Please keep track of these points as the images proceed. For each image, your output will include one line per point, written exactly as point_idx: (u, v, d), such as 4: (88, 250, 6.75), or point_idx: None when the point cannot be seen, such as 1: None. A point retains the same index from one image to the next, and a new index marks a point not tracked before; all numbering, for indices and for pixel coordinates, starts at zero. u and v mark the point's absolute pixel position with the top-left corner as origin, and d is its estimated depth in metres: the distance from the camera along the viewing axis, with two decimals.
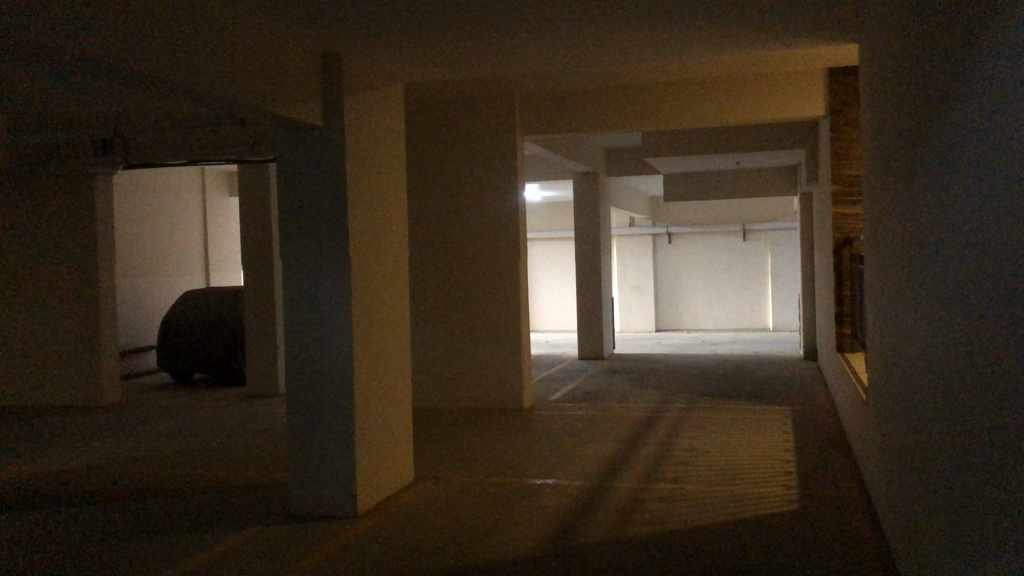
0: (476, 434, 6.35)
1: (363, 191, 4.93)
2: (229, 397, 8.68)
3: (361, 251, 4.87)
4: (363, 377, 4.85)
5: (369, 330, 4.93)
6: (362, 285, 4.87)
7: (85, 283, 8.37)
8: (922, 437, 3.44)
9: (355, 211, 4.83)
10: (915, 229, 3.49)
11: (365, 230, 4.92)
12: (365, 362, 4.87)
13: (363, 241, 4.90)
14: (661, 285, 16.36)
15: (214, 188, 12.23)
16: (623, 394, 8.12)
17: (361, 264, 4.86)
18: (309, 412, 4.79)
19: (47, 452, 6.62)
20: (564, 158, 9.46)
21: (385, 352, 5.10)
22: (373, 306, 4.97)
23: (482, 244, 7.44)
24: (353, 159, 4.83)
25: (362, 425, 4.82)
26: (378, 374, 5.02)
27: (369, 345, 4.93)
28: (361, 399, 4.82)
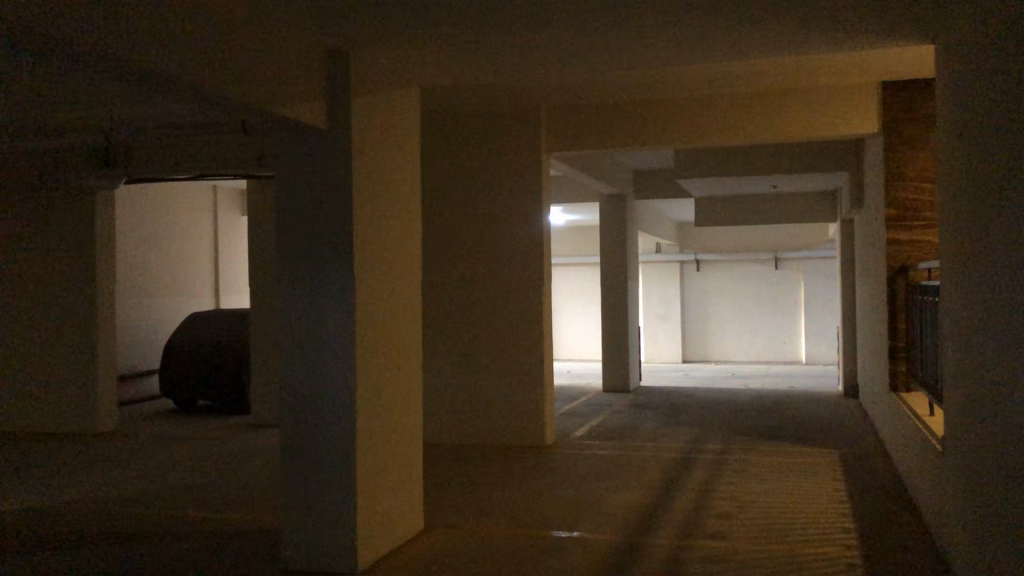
0: (495, 476, 5.78)
1: (372, 206, 4.40)
2: (231, 427, 8.15)
3: (369, 274, 4.34)
4: (368, 415, 4.30)
5: (376, 361, 4.38)
6: (370, 310, 4.33)
7: (80, 303, 7.90)
8: (1010, 503, 2.87)
9: (362, 229, 4.29)
10: (1002, 259, 2.93)
11: (373, 248, 4.39)
12: (370, 399, 4.32)
13: (371, 262, 4.37)
14: (688, 315, 15.76)
15: (225, 207, 11.79)
16: (653, 432, 7.53)
17: (368, 288, 4.32)
18: (306, 453, 4.25)
19: (29, 484, 6.12)
20: (592, 178, 8.93)
21: (394, 386, 4.55)
22: (381, 335, 4.43)
23: (503, 269, 6.91)
24: (362, 169, 4.31)
25: (367, 469, 4.27)
26: (386, 413, 4.47)
27: (377, 379, 4.38)
28: (364, 442, 4.25)
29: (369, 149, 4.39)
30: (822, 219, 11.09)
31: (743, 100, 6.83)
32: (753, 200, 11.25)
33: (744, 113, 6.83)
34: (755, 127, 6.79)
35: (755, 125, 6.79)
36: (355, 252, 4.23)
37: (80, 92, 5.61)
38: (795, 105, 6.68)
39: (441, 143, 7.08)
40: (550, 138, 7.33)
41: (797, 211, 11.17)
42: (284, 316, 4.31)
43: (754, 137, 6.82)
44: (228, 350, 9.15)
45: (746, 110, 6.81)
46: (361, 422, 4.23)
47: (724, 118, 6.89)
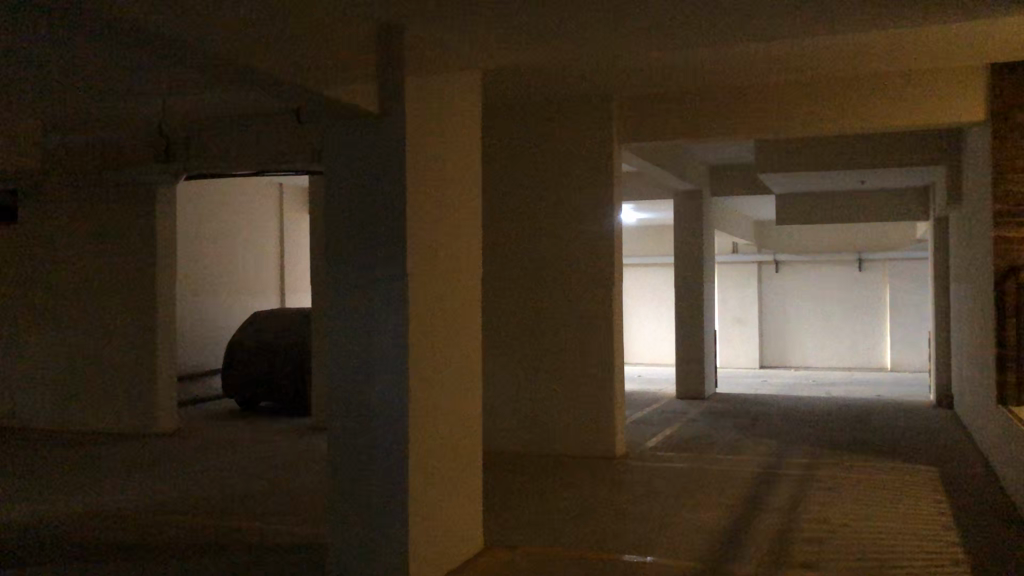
0: (560, 490, 5.39)
1: (427, 199, 4.04)
2: (290, 430, 7.92)
3: (425, 274, 3.99)
4: (422, 429, 3.94)
5: (430, 369, 4.01)
6: (424, 314, 3.97)
7: (140, 300, 7.76)
8: None
9: (415, 223, 3.93)
10: None
11: (429, 245, 4.04)
12: (425, 409, 3.97)
13: (427, 260, 4.02)
14: (766, 318, 15.13)
15: (289, 204, 11.63)
16: (732, 443, 7.05)
17: (422, 288, 3.97)
18: (355, 467, 3.93)
19: (81, 485, 5.95)
20: (667, 173, 8.48)
21: (450, 396, 4.18)
22: (438, 341, 4.08)
23: (571, 270, 6.51)
24: (415, 158, 3.94)
25: (421, 485, 3.91)
26: (441, 425, 4.10)
27: (433, 387, 4.03)
28: (417, 457, 3.89)
29: (424, 137, 4.03)
30: (913, 217, 10.41)
31: (832, 86, 6.31)
32: (839, 197, 10.64)
33: (835, 100, 6.30)
34: (846, 114, 6.26)
35: (845, 113, 6.27)
36: (407, 248, 3.87)
37: (133, 79, 5.40)
38: (891, 92, 6.13)
39: (506, 136, 6.72)
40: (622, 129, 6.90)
41: (885, 208, 10.52)
42: (332, 317, 3.99)
43: (845, 126, 6.30)
44: (290, 350, 8.94)
45: (834, 97, 6.31)
46: (413, 436, 3.87)
47: (812, 107, 6.38)
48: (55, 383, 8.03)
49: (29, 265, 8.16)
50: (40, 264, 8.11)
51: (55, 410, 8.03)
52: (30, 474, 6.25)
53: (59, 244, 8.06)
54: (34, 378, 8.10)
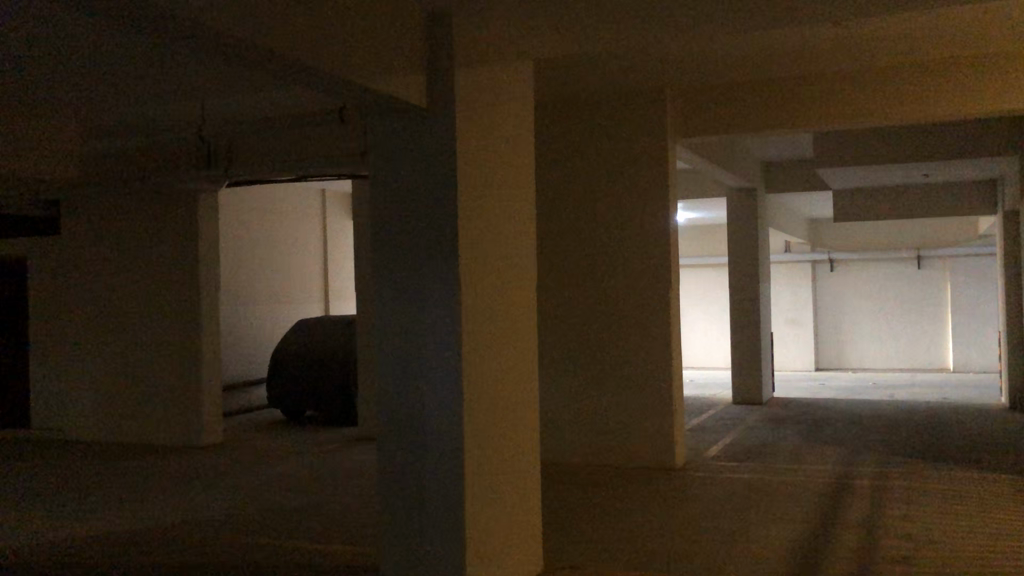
0: (621, 506, 5.11)
1: (479, 197, 3.80)
2: (337, 441, 7.73)
3: (479, 278, 3.75)
4: (478, 444, 3.70)
5: (487, 380, 3.77)
6: (478, 321, 3.73)
7: (184, 310, 7.62)
8: None
9: (468, 224, 3.69)
10: None
11: (483, 248, 3.80)
12: (482, 423, 3.73)
13: (481, 264, 3.78)
14: (821, 319, 14.67)
15: (332, 210, 11.48)
16: (797, 452, 6.71)
17: (477, 294, 3.73)
18: (409, 486, 3.69)
19: (126, 501, 5.80)
20: (722, 170, 8.15)
21: (506, 407, 3.92)
22: (493, 350, 3.84)
23: (625, 273, 6.24)
24: (466, 153, 3.69)
25: (479, 503, 3.67)
26: (498, 439, 3.84)
27: (489, 398, 3.79)
28: (473, 473, 3.64)
29: (476, 131, 3.78)
30: (979, 211, 9.96)
31: (901, 73, 5.96)
32: (901, 192, 10.22)
33: (904, 89, 5.96)
34: (916, 103, 5.91)
35: (914, 101, 5.92)
36: (460, 249, 3.62)
37: (173, 77, 5.24)
38: (966, 78, 5.76)
39: (557, 134, 6.48)
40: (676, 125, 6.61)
41: (950, 202, 10.07)
42: (382, 322, 3.75)
43: (914, 116, 5.95)
44: (335, 358, 8.76)
45: (903, 85, 5.96)
46: (469, 451, 3.61)
47: (879, 96, 6.04)
48: (100, 395, 7.93)
49: (73, 275, 8.07)
50: (84, 273, 8.02)
51: (101, 422, 7.93)
52: (74, 490, 6.12)
53: (103, 254, 7.95)
54: (79, 390, 8.00)
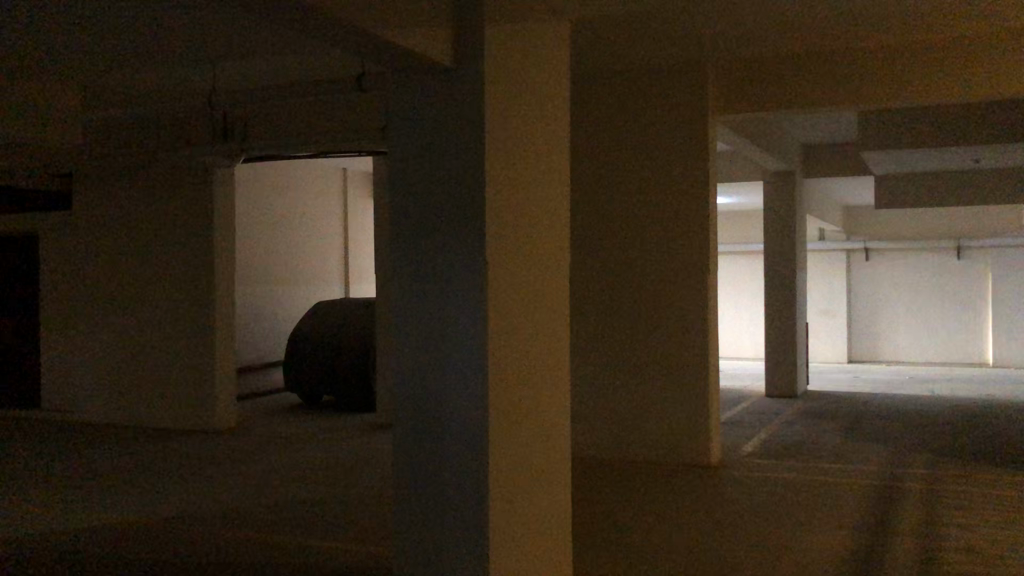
0: (654, 508, 4.78)
1: (511, 169, 3.43)
2: (354, 428, 7.46)
3: (512, 258, 3.41)
4: (507, 444, 3.36)
5: (518, 372, 3.43)
6: (510, 309, 3.39)
7: (197, 290, 7.35)
8: None
9: (500, 199, 3.34)
10: None
11: (517, 228, 3.45)
12: (511, 420, 3.39)
13: (515, 244, 3.44)
14: (855, 309, 14.24)
15: (353, 190, 11.16)
16: (838, 450, 6.35)
17: (508, 277, 3.38)
18: (428, 485, 3.37)
19: (133, 488, 5.55)
20: (761, 152, 7.75)
21: (541, 406, 3.57)
22: (527, 341, 3.49)
23: (661, 259, 5.89)
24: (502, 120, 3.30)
25: (507, 506, 3.34)
26: (533, 436, 3.49)
27: (521, 394, 3.45)
28: (501, 473, 3.30)
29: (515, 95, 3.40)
30: None
31: (961, 48, 5.54)
32: (946, 176, 9.78)
33: (961, 66, 5.56)
34: (976, 80, 5.50)
35: (975, 78, 5.52)
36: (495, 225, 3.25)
37: (182, 39, 4.92)
38: None
39: (594, 112, 6.11)
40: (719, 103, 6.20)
41: (997, 189, 9.64)
42: (403, 305, 3.41)
43: (974, 94, 5.55)
44: (354, 342, 8.45)
45: (962, 60, 5.55)
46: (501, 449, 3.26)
47: (936, 72, 5.63)
48: (111, 375, 7.67)
49: (84, 250, 7.82)
50: (96, 249, 7.77)
51: (113, 404, 7.68)
52: (81, 476, 5.86)
53: (115, 230, 7.69)
54: (90, 371, 7.78)
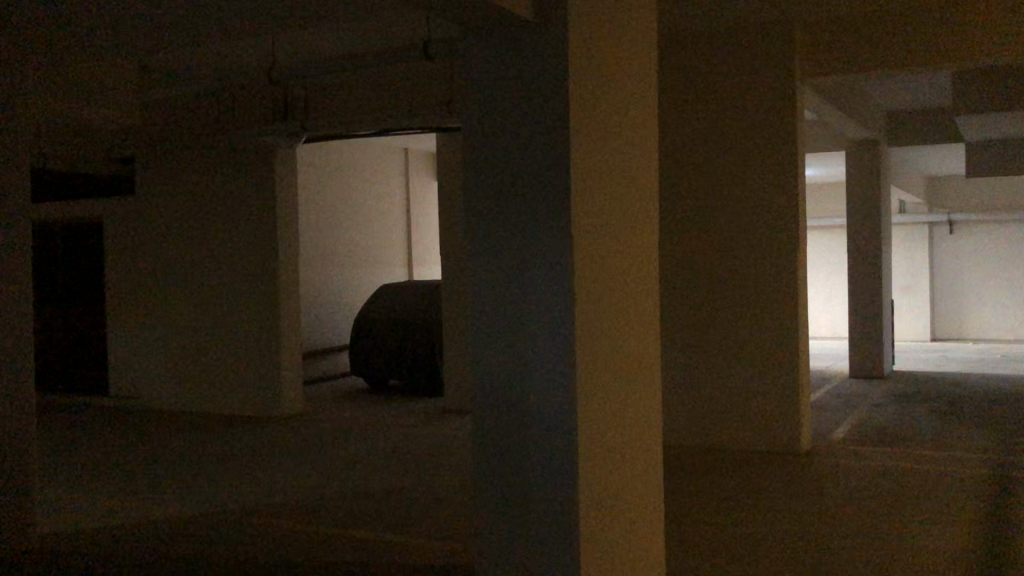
0: (744, 507, 4.49)
1: (601, 118, 2.93)
2: (422, 414, 7.28)
3: (602, 221, 2.92)
4: (600, 437, 2.88)
5: (610, 353, 2.96)
6: (602, 281, 2.91)
7: (260, 275, 7.20)
8: None
9: (591, 153, 2.85)
10: None
11: (607, 187, 2.97)
12: (607, 409, 2.91)
13: (605, 207, 2.95)
14: (937, 285, 13.65)
15: (417, 171, 10.95)
16: (935, 435, 5.96)
17: (600, 246, 2.91)
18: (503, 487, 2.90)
19: (200, 478, 5.43)
20: (845, 119, 7.31)
21: (638, 395, 3.15)
22: (619, 318, 3.02)
23: (747, 239, 5.56)
24: (606, 82, 2.97)
25: (601, 507, 2.91)
26: (640, 435, 3.19)
27: (614, 381, 2.97)
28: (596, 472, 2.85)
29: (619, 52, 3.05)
30: None
31: None
32: None
33: None
34: None
35: None
36: (603, 201, 2.94)
37: (241, 12, 4.71)
38: None
39: (676, 81, 5.79)
40: (809, 72, 5.82)
41: None
42: (478, 273, 2.92)
43: None
44: (419, 326, 8.24)
45: None
46: (609, 448, 2.97)
47: None
48: (177, 361, 7.60)
49: (147, 236, 7.73)
50: (159, 234, 7.67)
51: (179, 390, 7.61)
52: (147, 465, 5.76)
53: (177, 213, 7.58)
54: (155, 356, 7.71)
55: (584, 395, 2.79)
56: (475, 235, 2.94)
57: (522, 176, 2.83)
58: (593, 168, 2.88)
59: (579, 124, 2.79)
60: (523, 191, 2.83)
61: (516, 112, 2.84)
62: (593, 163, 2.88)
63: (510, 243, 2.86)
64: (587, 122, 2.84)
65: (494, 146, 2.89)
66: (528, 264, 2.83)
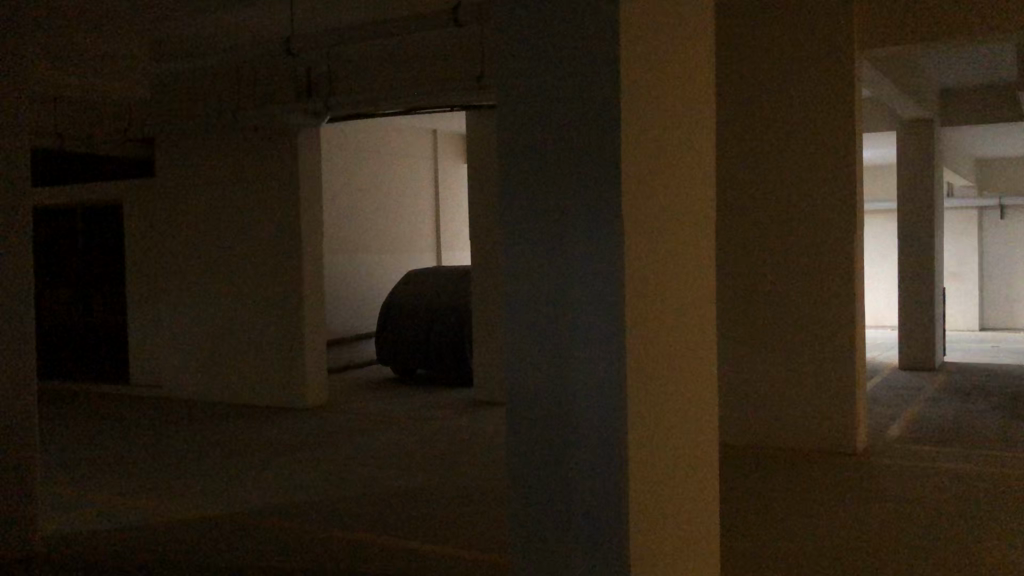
0: (801, 512, 4.13)
1: (664, 79, 2.54)
2: (452, 405, 7.01)
3: (666, 196, 2.54)
4: (659, 445, 2.49)
5: (673, 349, 2.56)
6: (665, 266, 2.52)
7: (284, 261, 6.91)
8: None
9: (651, 119, 2.47)
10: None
11: (670, 157, 2.57)
12: (665, 415, 2.52)
13: (668, 180, 2.56)
14: (988, 273, 13.16)
15: (446, 153, 10.64)
16: (999, 432, 5.58)
17: (663, 225, 2.52)
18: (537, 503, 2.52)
19: (219, 474, 5.19)
20: (900, 94, 6.90)
21: (703, 396, 2.76)
22: (681, 308, 2.62)
23: (797, 223, 5.22)
24: (672, 38, 2.58)
25: (664, 526, 2.50)
26: (712, 438, 2.81)
27: (674, 381, 2.57)
28: (655, 486, 2.46)
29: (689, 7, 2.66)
30: None
31: None
32: None
33: None
34: None
35: None
36: (671, 168, 2.57)
37: None
38: None
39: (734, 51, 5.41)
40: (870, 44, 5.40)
41: None
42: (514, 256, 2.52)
43: None
44: (448, 313, 7.93)
45: None
46: (675, 450, 2.59)
47: None
48: (198, 350, 7.36)
49: (168, 219, 7.48)
50: (180, 217, 7.42)
51: (200, 380, 7.37)
52: (164, 460, 5.51)
53: (197, 196, 7.32)
54: (176, 344, 7.48)
55: (644, 392, 2.42)
56: (507, 215, 2.55)
57: (560, 145, 2.42)
58: (660, 130, 2.50)
59: (633, 82, 2.37)
60: (562, 163, 2.42)
61: (554, 73, 2.43)
62: (658, 124, 2.49)
63: (548, 226, 2.46)
64: (648, 81, 2.45)
65: (528, 110, 2.49)
66: (567, 248, 2.42)
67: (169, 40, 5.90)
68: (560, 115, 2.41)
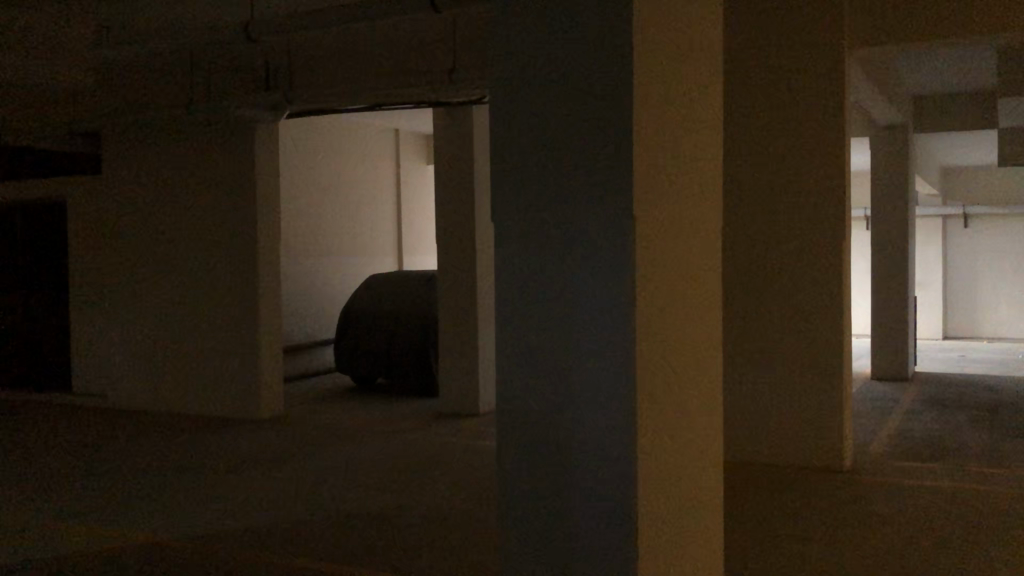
0: (796, 544, 3.88)
1: (682, 64, 2.23)
2: (417, 417, 6.71)
3: (680, 198, 2.23)
4: (670, 479, 2.17)
5: (684, 369, 2.25)
6: (679, 277, 2.21)
7: (239, 265, 6.54)
8: None
9: (668, 107, 2.15)
10: None
11: (685, 152, 2.26)
12: (676, 446, 2.20)
13: (683, 178, 2.25)
14: (951, 281, 13.22)
15: (409, 154, 10.31)
16: (982, 448, 5.44)
17: (676, 228, 2.20)
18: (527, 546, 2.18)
19: (167, 495, 4.82)
20: (878, 98, 6.76)
21: (711, 425, 2.45)
22: (693, 323, 2.31)
23: (784, 234, 5.11)
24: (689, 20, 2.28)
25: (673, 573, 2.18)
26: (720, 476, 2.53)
27: (686, 407, 2.27)
28: (665, 528, 2.14)
29: None
30: None
31: None
32: None
33: None
34: None
35: None
36: (701, 174, 2.35)
37: None
38: None
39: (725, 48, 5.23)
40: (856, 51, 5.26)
41: None
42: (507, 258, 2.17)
43: None
44: (411, 322, 7.61)
45: None
46: (693, 488, 2.33)
47: None
48: (147, 359, 6.94)
49: (115, 218, 7.06)
50: (128, 217, 7.00)
51: (148, 389, 6.96)
52: (107, 479, 5.12)
53: (147, 195, 6.91)
54: (122, 352, 7.06)
55: (667, 421, 2.16)
56: (494, 215, 2.19)
57: (563, 140, 2.07)
58: (690, 128, 2.28)
59: (648, 72, 2.04)
60: (563, 156, 2.07)
61: (552, 53, 2.09)
62: (689, 124, 2.28)
63: (544, 230, 2.11)
64: (666, 67, 2.14)
65: (521, 92, 2.14)
66: (569, 260, 2.07)
67: (116, 24, 5.49)
68: (563, 100, 2.07)
